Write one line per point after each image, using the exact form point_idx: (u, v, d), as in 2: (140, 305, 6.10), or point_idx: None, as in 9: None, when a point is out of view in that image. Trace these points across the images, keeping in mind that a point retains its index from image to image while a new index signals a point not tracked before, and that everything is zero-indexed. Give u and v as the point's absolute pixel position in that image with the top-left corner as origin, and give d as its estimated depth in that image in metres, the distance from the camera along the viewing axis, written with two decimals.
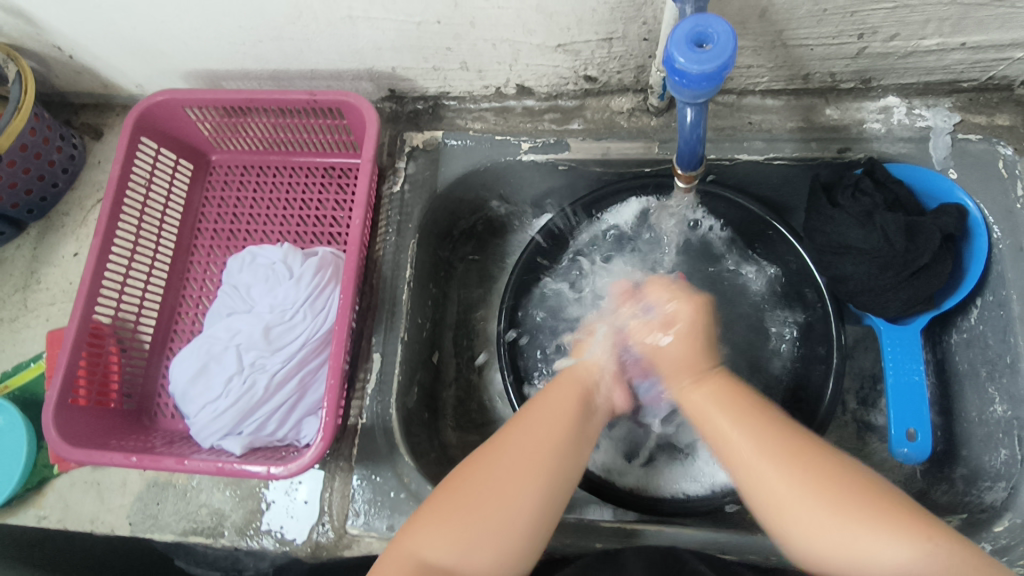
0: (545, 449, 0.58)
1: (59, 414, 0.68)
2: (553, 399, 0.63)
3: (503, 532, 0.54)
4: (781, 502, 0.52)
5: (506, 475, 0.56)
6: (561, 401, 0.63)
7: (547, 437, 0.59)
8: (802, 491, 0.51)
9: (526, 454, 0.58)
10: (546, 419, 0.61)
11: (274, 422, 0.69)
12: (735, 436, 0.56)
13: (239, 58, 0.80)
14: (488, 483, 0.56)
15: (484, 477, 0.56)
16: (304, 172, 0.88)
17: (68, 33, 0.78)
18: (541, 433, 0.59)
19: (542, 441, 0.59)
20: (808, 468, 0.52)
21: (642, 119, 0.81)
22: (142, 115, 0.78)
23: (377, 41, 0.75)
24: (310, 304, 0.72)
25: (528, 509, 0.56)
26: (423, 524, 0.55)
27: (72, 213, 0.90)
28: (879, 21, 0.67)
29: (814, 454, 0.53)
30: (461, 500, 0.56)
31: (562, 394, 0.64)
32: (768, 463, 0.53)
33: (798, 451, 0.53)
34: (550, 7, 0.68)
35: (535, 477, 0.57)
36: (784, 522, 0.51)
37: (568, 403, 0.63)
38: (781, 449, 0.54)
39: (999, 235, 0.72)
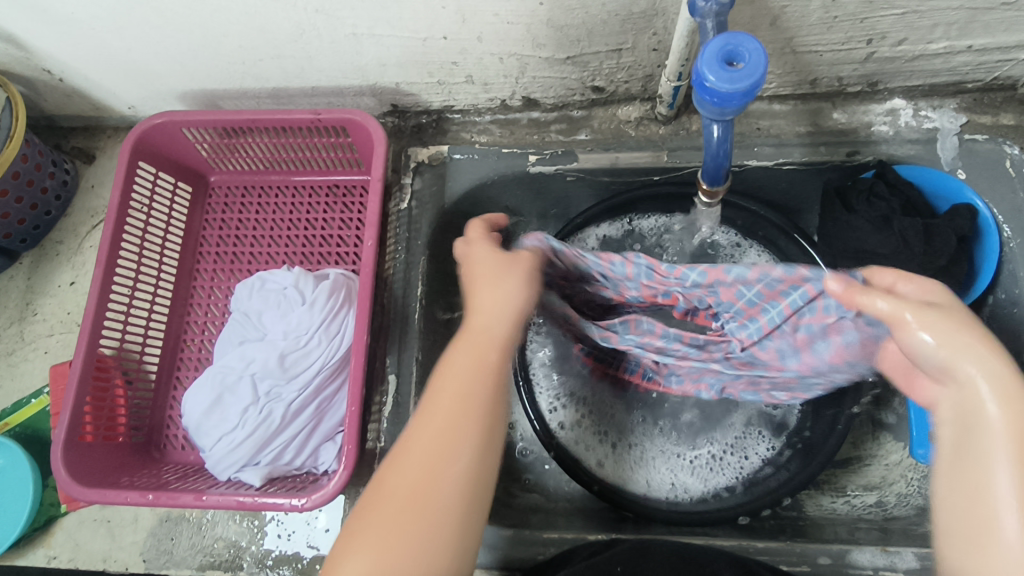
0: (460, 419, 0.47)
1: (68, 453, 0.66)
2: (455, 367, 0.49)
3: (433, 539, 0.44)
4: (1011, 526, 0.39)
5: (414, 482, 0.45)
6: (468, 370, 0.49)
7: (451, 424, 0.47)
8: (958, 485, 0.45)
9: (433, 449, 0.46)
10: (460, 396, 0.48)
11: (293, 450, 0.68)
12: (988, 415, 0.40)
13: (237, 78, 0.78)
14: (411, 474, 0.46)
15: (398, 479, 0.46)
16: (307, 191, 0.86)
17: (59, 57, 0.75)
18: (449, 418, 0.47)
19: (467, 411, 0.48)
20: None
21: (651, 128, 0.81)
22: (140, 139, 0.76)
23: (381, 57, 0.74)
24: (324, 328, 0.70)
25: (450, 505, 0.45)
26: (359, 521, 0.45)
27: (66, 241, 0.87)
28: (889, 27, 0.67)
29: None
30: (405, 516, 0.44)
31: (457, 370, 0.49)
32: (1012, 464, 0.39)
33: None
34: (560, 21, 0.67)
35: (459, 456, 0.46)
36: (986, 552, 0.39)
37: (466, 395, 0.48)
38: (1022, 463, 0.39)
39: (1010, 235, 0.73)
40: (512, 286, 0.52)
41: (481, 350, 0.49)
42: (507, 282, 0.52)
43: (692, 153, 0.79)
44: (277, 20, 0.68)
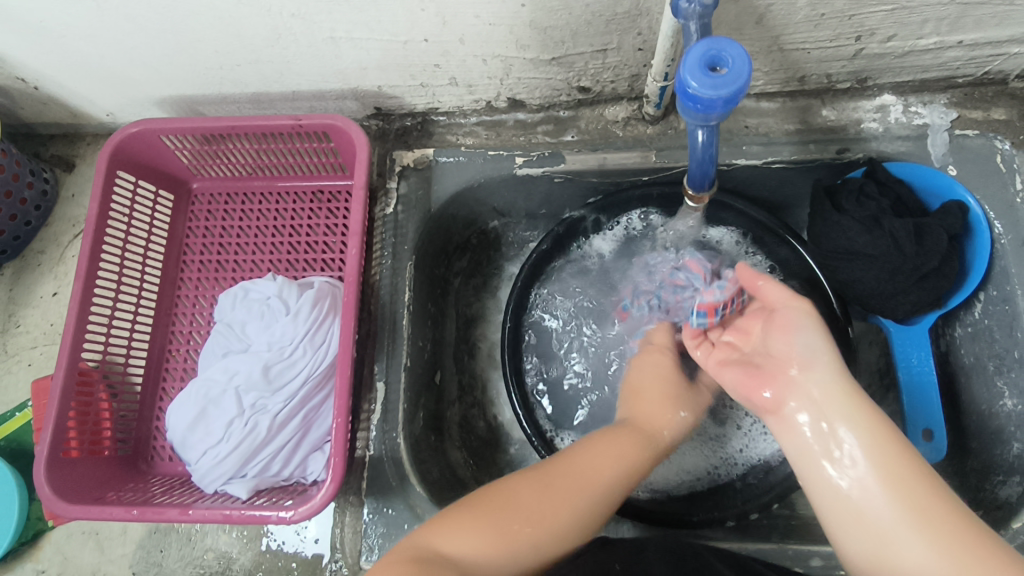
0: (575, 484, 0.58)
1: (52, 469, 0.66)
2: (582, 457, 0.61)
3: (536, 539, 0.55)
4: (864, 517, 0.50)
5: (552, 485, 0.58)
6: (619, 453, 0.62)
7: (602, 476, 0.60)
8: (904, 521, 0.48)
9: (538, 492, 0.57)
10: (586, 468, 0.60)
11: (280, 462, 0.67)
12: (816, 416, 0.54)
13: (215, 83, 0.76)
14: (523, 501, 0.56)
15: (522, 493, 0.57)
16: (291, 197, 0.84)
17: (33, 65, 0.74)
18: (601, 460, 0.61)
19: (582, 484, 0.59)
20: (892, 459, 0.50)
21: (638, 128, 0.80)
22: (117, 148, 0.75)
23: (362, 60, 0.72)
24: (310, 338, 0.70)
25: (545, 536, 0.55)
26: (440, 525, 0.55)
27: (48, 251, 0.86)
28: (878, 23, 0.66)
29: (908, 473, 0.49)
30: (493, 505, 0.56)
31: (624, 443, 0.64)
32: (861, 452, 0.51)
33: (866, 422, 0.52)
34: (543, 22, 0.66)
35: (563, 518, 0.56)
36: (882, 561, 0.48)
37: (630, 459, 0.62)
38: (881, 433, 0.51)
39: (1001, 231, 0.72)
40: (667, 411, 0.69)
41: (633, 445, 0.64)
42: (671, 412, 0.69)
43: (681, 152, 0.78)
44: (253, 25, 0.66)
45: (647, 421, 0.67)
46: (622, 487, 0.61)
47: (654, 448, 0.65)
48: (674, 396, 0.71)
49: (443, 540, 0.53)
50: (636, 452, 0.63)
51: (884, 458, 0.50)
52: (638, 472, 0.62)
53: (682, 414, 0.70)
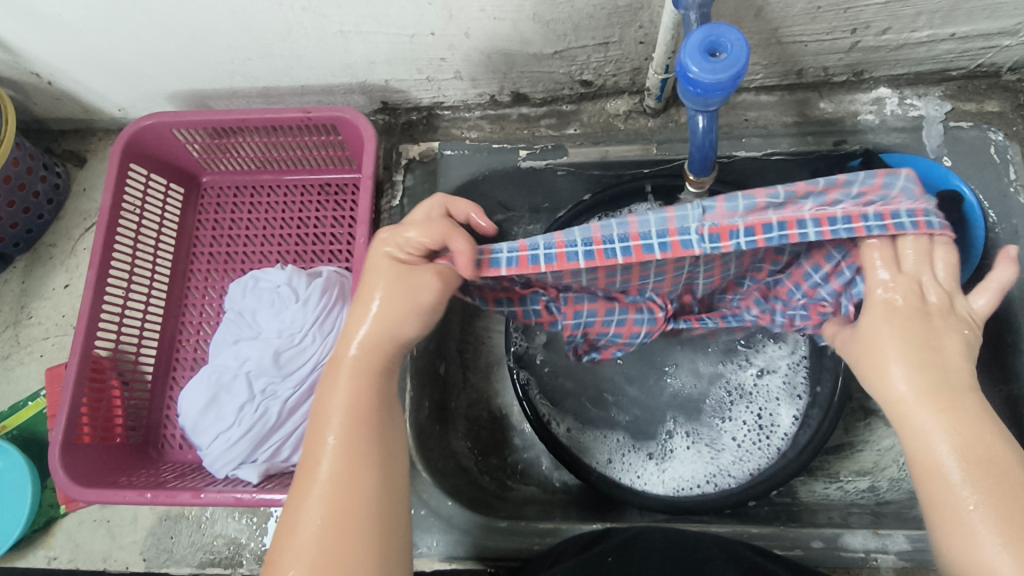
0: (354, 460, 0.47)
1: (66, 454, 0.67)
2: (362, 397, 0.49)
3: (356, 524, 0.45)
4: (953, 511, 0.43)
5: (349, 446, 0.48)
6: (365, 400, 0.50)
7: (366, 408, 0.49)
8: (1002, 528, 0.41)
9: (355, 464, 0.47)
10: (353, 442, 0.48)
11: (289, 447, 0.69)
12: (915, 413, 0.46)
13: (226, 78, 0.78)
14: (319, 503, 0.46)
15: (304, 517, 0.45)
16: (299, 190, 0.86)
17: (48, 60, 0.76)
18: (358, 410, 0.49)
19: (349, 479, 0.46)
20: (990, 466, 0.43)
21: (639, 122, 0.82)
22: (130, 140, 0.76)
23: (369, 54, 0.74)
24: (319, 325, 0.71)
25: (366, 523, 0.45)
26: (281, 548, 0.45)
27: (59, 244, 0.87)
28: (873, 16, 0.68)
29: (1017, 491, 0.42)
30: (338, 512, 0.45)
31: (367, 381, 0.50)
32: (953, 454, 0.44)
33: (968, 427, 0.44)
34: (547, 15, 0.67)
35: (360, 490, 0.46)
36: (957, 542, 0.42)
37: (362, 377, 0.50)
38: (981, 439, 0.44)
39: (995, 219, 0.74)
40: (411, 296, 0.50)
41: (374, 366, 0.51)
42: (414, 297, 0.50)
43: (682, 145, 0.80)
44: (263, 20, 0.68)
45: (393, 312, 0.50)
46: (379, 433, 0.49)
47: (393, 361, 0.51)
48: (432, 286, 0.51)
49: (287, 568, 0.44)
50: (370, 378, 0.50)
51: (975, 449, 0.44)
52: (384, 388, 0.51)
53: (413, 326, 0.51)
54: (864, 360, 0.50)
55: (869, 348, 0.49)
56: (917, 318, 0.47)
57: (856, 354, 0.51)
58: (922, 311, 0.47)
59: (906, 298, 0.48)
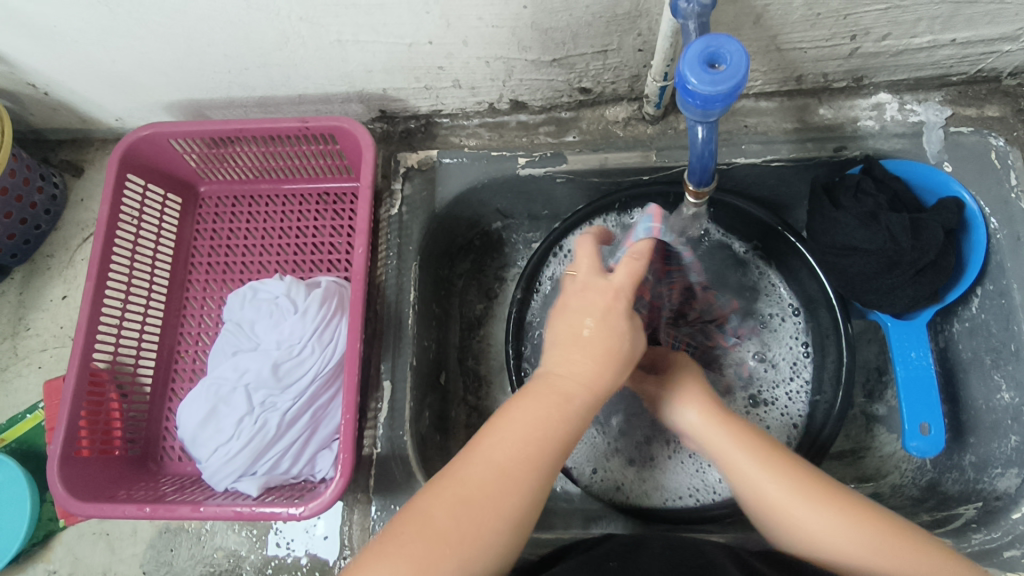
0: (506, 490, 0.49)
1: (65, 468, 0.66)
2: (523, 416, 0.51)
3: (489, 535, 0.47)
4: (790, 511, 0.55)
5: (505, 467, 0.49)
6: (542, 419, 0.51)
7: (535, 449, 0.50)
8: (819, 510, 0.54)
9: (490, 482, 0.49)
10: (505, 461, 0.49)
11: (289, 459, 0.68)
12: (745, 465, 0.58)
13: (223, 87, 0.78)
14: (462, 510, 0.48)
15: (432, 515, 0.48)
16: (297, 199, 0.86)
17: (44, 71, 0.75)
18: (521, 444, 0.50)
19: (493, 484, 0.49)
20: (803, 478, 0.56)
21: (638, 128, 0.81)
22: (127, 151, 0.76)
23: (367, 63, 0.74)
24: (318, 336, 0.71)
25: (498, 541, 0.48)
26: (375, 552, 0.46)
27: (57, 255, 0.87)
28: (872, 22, 0.67)
29: (819, 484, 0.56)
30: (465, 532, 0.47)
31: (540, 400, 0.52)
32: (807, 505, 0.54)
33: (770, 459, 0.58)
34: (545, 24, 0.67)
35: (502, 514, 0.48)
36: (786, 528, 0.55)
37: (547, 425, 0.51)
38: (795, 468, 0.57)
39: (996, 225, 0.73)
40: (587, 360, 0.53)
41: (558, 404, 0.52)
42: (609, 365, 0.53)
43: (681, 152, 0.79)
44: (261, 30, 0.68)
45: (566, 371, 0.53)
46: (536, 470, 0.50)
47: (566, 409, 0.52)
48: (616, 358, 0.54)
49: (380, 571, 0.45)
50: (563, 412, 0.52)
51: (777, 474, 0.57)
52: (569, 436, 0.52)
53: (586, 399, 0.53)
54: (702, 441, 0.63)
55: (716, 437, 0.62)
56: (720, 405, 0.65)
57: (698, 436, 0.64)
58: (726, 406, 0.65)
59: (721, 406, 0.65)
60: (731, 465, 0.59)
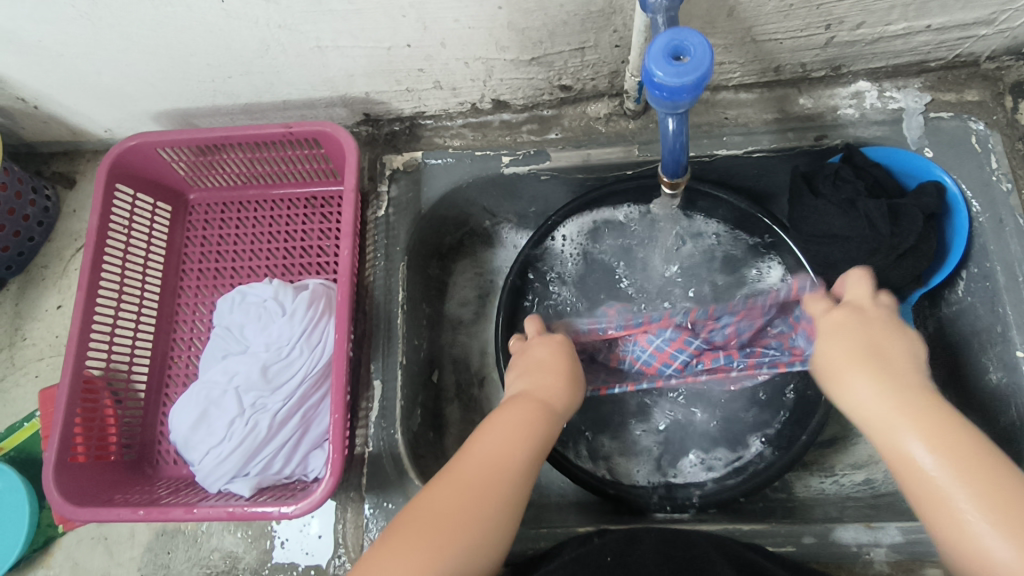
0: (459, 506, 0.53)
1: (60, 474, 0.68)
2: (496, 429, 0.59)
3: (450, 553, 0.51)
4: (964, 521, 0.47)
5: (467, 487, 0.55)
6: (526, 434, 0.60)
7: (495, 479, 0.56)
8: (969, 492, 0.48)
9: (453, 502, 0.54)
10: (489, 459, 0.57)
11: (281, 459, 0.69)
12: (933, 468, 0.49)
13: (208, 96, 0.79)
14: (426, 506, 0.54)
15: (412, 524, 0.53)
16: (285, 204, 0.87)
17: (33, 85, 0.77)
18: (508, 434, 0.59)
19: (486, 482, 0.55)
20: (971, 458, 0.49)
21: (620, 123, 0.82)
22: (116, 161, 0.77)
23: (347, 67, 0.75)
24: (306, 338, 0.72)
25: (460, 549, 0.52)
26: (376, 554, 0.51)
27: (51, 265, 0.88)
28: (846, 11, 0.68)
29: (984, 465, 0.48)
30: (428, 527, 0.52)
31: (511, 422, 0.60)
32: (916, 432, 0.51)
33: (943, 428, 0.51)
34: (520, 23, 0.68)
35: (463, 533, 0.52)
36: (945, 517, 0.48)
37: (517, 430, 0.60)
38: (958, 443, 0.50)
39: (978, 209, 0.73)
40: (557, 380, 0.66)
41: (534, 416, 0.62)
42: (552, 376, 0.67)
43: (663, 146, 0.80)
44: (241, 39, 0.69)
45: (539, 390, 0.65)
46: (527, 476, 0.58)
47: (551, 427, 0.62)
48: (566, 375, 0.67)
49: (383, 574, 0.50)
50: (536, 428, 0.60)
51: (953, 443, 0.50)
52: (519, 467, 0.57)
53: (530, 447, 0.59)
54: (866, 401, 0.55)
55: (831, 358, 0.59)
56: (873, 329, 0.59)
57: (822, 369, 0.60)
58: (861, 319, 0.61)
59: (847, 316, 0.62)
60: (887, 435, 0.53)
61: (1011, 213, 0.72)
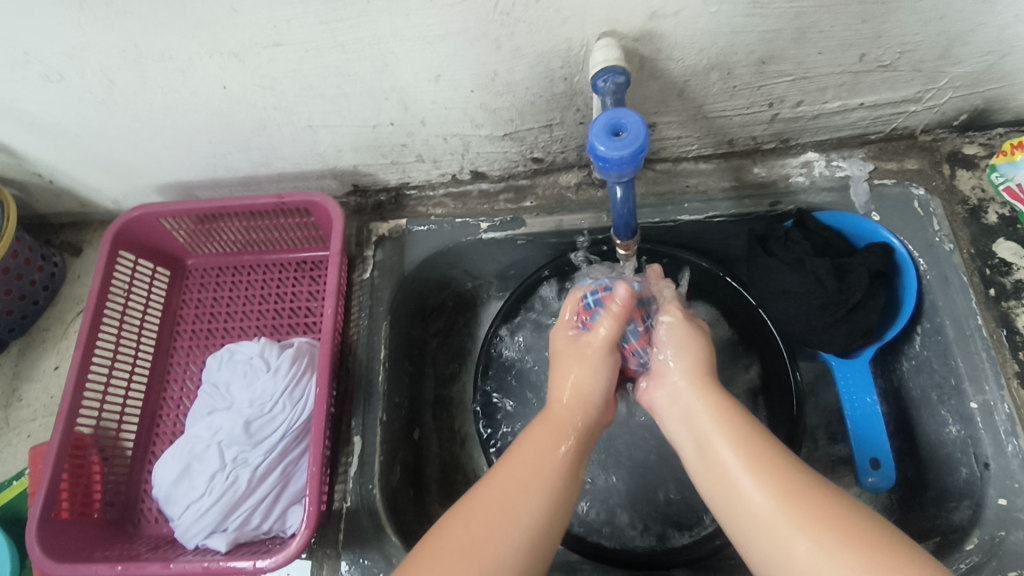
0: (495, 560, 0.52)
1: (42, 530, 0.69)
2: (529, 444, 0.60)
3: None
4: (780, 533, 0.50)
5: (507, 495, 0.55)
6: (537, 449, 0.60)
7: (518, 497, 0.55)
8: (800, 529, 0.50)
9: (488, 522, 0.54)
10: (511, 480, 0.57)
11: (259, 515, 0.70)
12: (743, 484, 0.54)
13: (208, 170, 0.86)
14: (461, 531, 0.53)
15: (450, 542, 0.53)
16: (277, 268, 0.92)
17: (49, 161, 0.84)
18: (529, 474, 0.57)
19: (507, 505, 0.55)
20: (781, 482, 0.53)
21: (589, 191, 0.88)
22: (120, 231, 0.83)
23: (337, 144, 0.82)
24: (288, 394, 0.75)
25: (500, 570, 0.52)
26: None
27: (52, 328, 0.93)
28: (785, 91, 0.75)
29: (803, 486, 0.52)
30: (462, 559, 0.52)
31: (538, 438, 0.61)
32: (732, 456, 0.56)
33: (749, 449, 0.56)
34: (493, 104, 0.75)
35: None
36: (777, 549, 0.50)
37: (537, 454, 0.59)
38: (762, 472, 0.54)
39: (926, 267, 0.78)
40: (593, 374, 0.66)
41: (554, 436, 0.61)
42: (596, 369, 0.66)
43: None
44: (240, 120, 0.76)
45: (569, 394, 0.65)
46: (574, 472, 0.60)
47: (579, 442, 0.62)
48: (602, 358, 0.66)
49: None
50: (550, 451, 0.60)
51: (761, 467, 0.54)
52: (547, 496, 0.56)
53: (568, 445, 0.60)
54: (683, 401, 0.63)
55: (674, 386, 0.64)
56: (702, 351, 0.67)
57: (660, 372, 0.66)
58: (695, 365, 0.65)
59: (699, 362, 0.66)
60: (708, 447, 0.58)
61: (955, 270, 0.77)
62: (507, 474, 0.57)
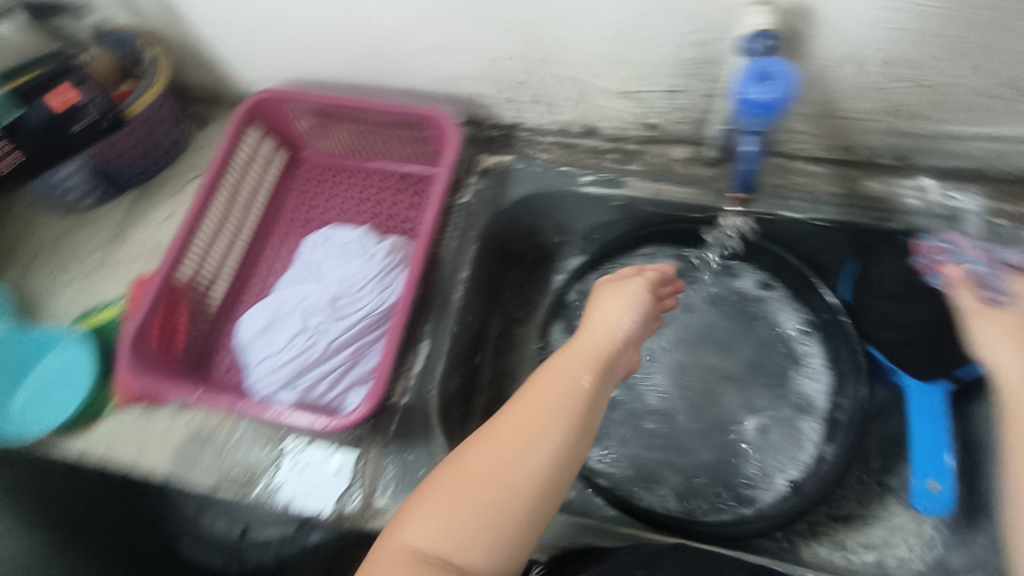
0: (502, 484, 0.54)
1: (133, 347, 0.74)
2: (540, 383, 0.61)
3: (497, 514, 0.53)
4: None
5: (517, 433, 0.57)
6: (556, 387, 0.60)
7: (530, 430, 0.57)
8: None
9: (498, 456, 0.55)
10: (518, 416, 0.58)
11: (326, 384, 0.73)
12: None
13: (343, 70, 0.91)
14: (472, 461, 0.55)
15: (466, 470, 0.55)
16: (381, 177, 0.97)
17: (204, 30, 0.90)
18: (534, 419, 0.57)
19: (521, 434, 0.56)
20: None
21: (695, 168, 0.90)
22: (254, 105, 0.89)
23: (468, 68, 0.86)
24: (378, 280, 0.79)
25: (518, 491, 0.54)
26: (415, 509, 0.54)
27: (168, 185, 0.99)
28: (918, 102, 0.75)
29: None
30: (473, 487, 0.54)
31: (547, 378, 0.61)
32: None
33: None
34: (628, 56, 0.78)
35: (499, 511, 0.53)
36: None
37: (553, 394, 0.59)
38: None
39: None
40: (622, 307, 0.69)
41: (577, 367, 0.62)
42: (626, 300, 0.70)
43: None
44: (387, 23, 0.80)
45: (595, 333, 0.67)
46: (597, 401, 0.61)
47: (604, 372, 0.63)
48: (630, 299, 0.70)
49: (416, 526, 0.53)
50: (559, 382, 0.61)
51: None
52: (560, 420, 0.58)
53: (590, 378, 0.61)
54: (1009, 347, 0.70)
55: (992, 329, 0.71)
56: None
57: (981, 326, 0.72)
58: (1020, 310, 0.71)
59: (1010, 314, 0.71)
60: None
61: None
62: (524, 411, 0.58)
